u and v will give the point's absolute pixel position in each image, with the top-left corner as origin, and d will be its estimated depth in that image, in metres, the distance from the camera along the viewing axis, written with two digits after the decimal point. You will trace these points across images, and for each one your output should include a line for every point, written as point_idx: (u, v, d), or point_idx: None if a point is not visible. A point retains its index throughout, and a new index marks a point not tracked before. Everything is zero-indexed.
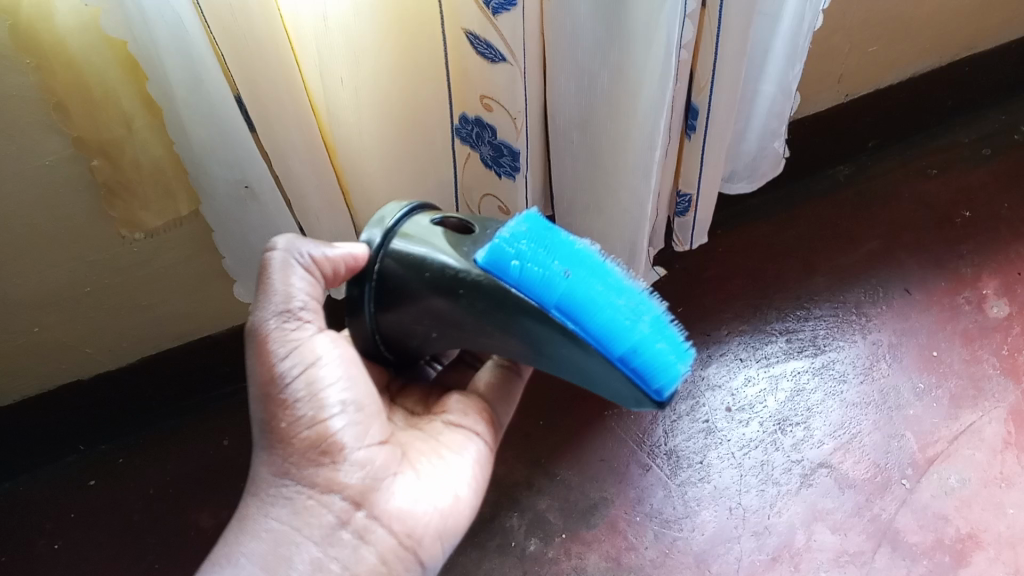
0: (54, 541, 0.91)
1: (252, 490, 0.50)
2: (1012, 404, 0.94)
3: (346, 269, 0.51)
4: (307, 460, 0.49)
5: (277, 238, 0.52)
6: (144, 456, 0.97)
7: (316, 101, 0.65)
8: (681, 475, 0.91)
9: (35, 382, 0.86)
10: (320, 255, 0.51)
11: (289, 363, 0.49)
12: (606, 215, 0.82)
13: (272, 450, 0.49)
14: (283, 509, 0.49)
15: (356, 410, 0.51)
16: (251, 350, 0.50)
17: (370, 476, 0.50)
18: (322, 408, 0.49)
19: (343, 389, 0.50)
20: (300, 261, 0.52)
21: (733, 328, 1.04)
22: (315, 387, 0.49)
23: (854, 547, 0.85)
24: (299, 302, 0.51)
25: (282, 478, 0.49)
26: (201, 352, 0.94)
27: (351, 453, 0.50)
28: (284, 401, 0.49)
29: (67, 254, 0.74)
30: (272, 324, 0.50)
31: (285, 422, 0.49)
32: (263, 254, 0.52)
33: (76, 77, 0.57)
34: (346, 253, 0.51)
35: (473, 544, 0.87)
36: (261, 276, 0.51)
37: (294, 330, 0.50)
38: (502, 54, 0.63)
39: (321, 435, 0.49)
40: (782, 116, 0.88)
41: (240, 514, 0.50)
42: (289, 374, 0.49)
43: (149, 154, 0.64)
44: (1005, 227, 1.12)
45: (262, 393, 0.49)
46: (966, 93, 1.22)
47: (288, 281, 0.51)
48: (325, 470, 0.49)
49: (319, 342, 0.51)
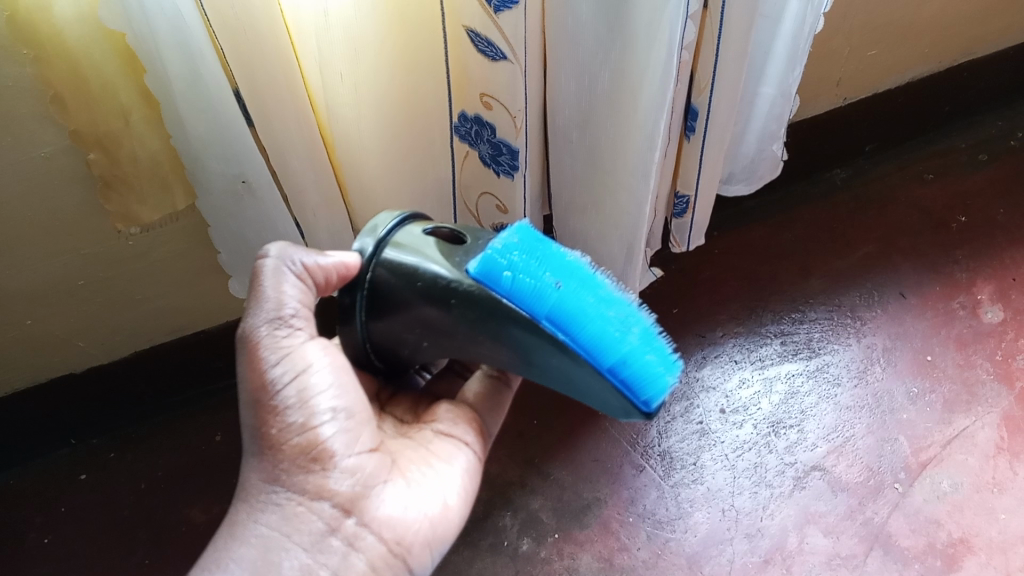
0: (44, 535, 0.90)
1: (242, 496, 0.50)
2: (1005, 409, 0.95)
3: (339, 277, 0.50)
4: (298, 467, 0.49)
5: (271, 244, 0.52)
6: (136, 451, 0.97)
7: (316, 97, 0.65)
8: (675, 476, 0.92)
9: (27, 375, 0.85)
10: (313, 263, 0.51)
11: (279, 369, 0.49)
12: (603, 217, 0.82)
13: (262, 456, 0.49)
14: (273, 516, 0.48)
15: (347, 418, 0.51)
16: (242, 355, 0.50)
17: (360, 484, 0.50)
18: (312, 415, 0.49)
19: (336, 397, 0.50)
20: (293, 269, 0.51)
21: (728, 330, 1.04)
22: (307, 394, 0.49)
23: (845, 550, 0.85)
24: (292, 310, 0.50)
25: (272, 484, 0.49)
26: (196, 346, 0.94)
27: (343, 460, 0.50)
28: (275, 407, 0.49)
29: (62, 248, 0.74)
30: (263, 330, 0.49)
31: (275, 429, 0.49)
32: (256, 261, 0.51)
33: (75, 71, 0.56)
34: (338, 262, 0.50)
35: (465, 543, 0.87)
36: (253, 282, 0.51)
37: (286, 337, 0.50)
38: (503, 52, 0.63)
39: (311, 442, 0.49)
40: (782, 118, 0.88)
41: (230, 519, 0.49)
42: (280, 382, 0.49)
43: (146, 148, 0.63)
44: (1001, 233, 1.13)
45: (253, 399, 0.49)
46: (964, 99, 1.23)
47: (281, 288, 0.50)
48: (315, 477, 0.49)
49: (310, 349, 0.51)
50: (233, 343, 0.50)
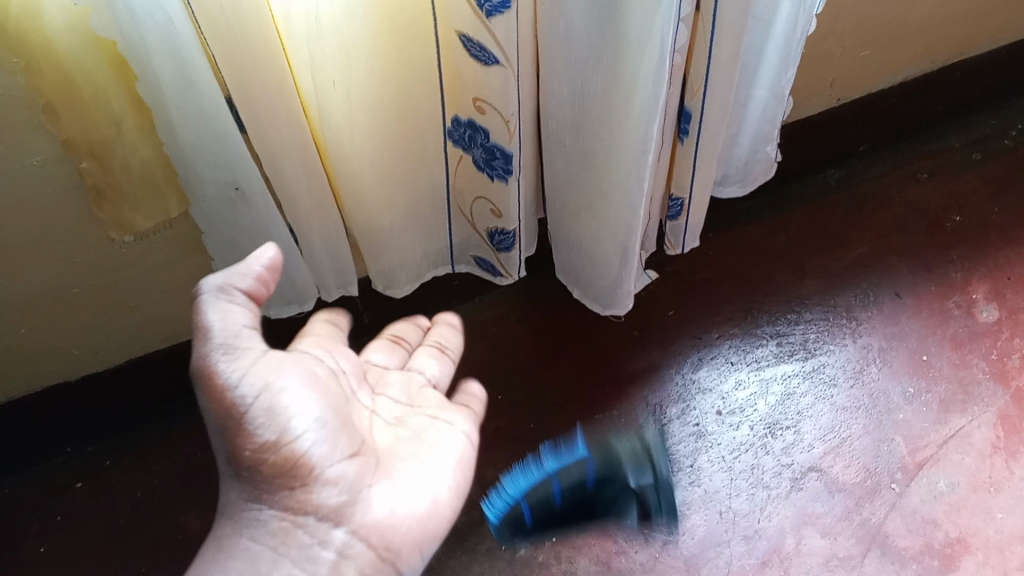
0: (40, 544, 0.90)
1: (227, 512, 0.51)
2: (1001, 408, 0.95)
3: (271, 272, 0.52)
4: (280, 485, 0.50)
5: (201, 277, 0.50)
6: (131, 459, 0.96)
7: (308, 103, 0.65)
8: (671, 479, 0.91)
9: (22, 383, 0.85)
10: (246, 279, 0.51)
11: (240, 393, 0.49)
12: (598, 219, 0.82)
13: (241, 478, 0.50)
14: (259, 531, 0.50)
15: (319, 429, 0.51)
16: (198, 387, 0.49)
17: (345, 492, 0.52)
18: (285, 431, 0.50)
19: (306, 408, 0.51)
20: (230, 296, 0.50)
21: (723, 331, 1.04)
22: (273, 414, 0.50)
23: (843, 551, 0.85)
24: (236, 331, 0.49)
25: (255, 503, 0.50)
26: (190, 353, 0.93)
27: (325, 471, 0.51)
28: (243, 431, 0.49)
29: (55, 256, 0.73)
30: (214, 358, 0.49)
31: (249, 451, 0.49)
32: (194, 299, 0.50)
33: (65, 79, 0.56)
34: (262, 259, 0.52)
35: (462, 547, 0.87)
36: (194, 317, 0.49)
37: (239, 358, 0.49)
38: (495, 56, 0.64)
39: (289, 458, 0.50)
40: (774, 120, 0.89)
41: (217, 534, 0.51)
42: (244, 405, 0.49)
43: (138, 155, 0.63)
44: (995, 232, 1.13)
45: (221, 425, 0.49)
46: (957, 99, 1.23)
47: (222, 314, 0.49)
48: (299, 491, 0.50)
49: (265, 364, 0.50)
50: (185, 379, 0.50)
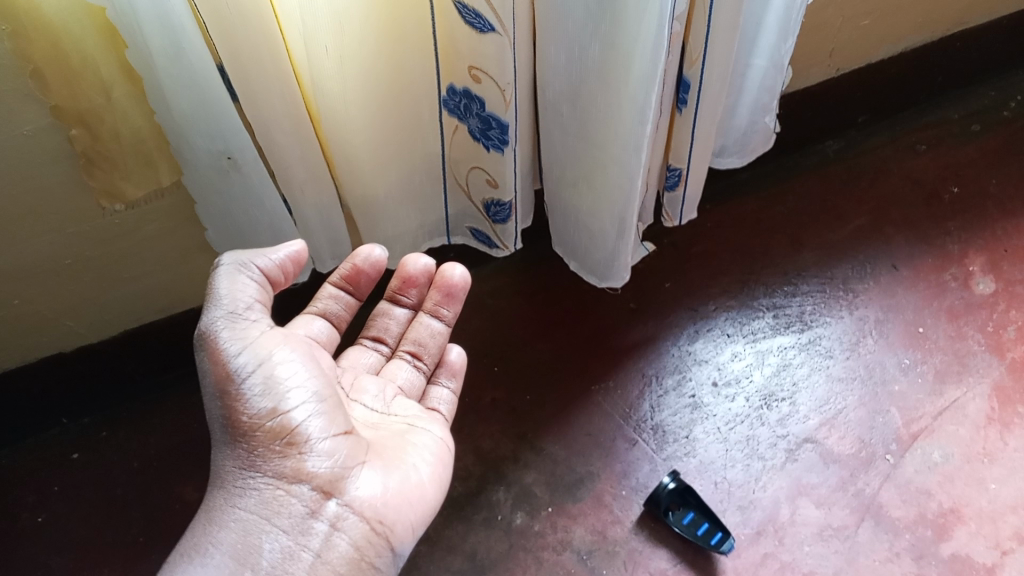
0: (38, 514, 0.90)
1: (218, 483, 0.54)
2: (996, 379, 0.95)
3: (292, 264, 0.59)
4: (273, 452, 0.54)
5: (223, 254, 0.56)
6: (128, 429, 0.96)
7: (301, 71, 0.63)
8: (667, 449, 0.92)
9: (17, 355, 0.84)
10: (266, 262, 0.57)
11: (242, 360, 0.53)
12: (595, 190, 0.81)
13: (235, 444, 0.54)
14: (251, 500, 0.53)
15: (316, 405, 0.55)
16: (203, 351, 0.54)
17: (338, 465, 0.54)
18: (281, 401, 0.54)
19: (302, 384, 0.55)
20: (247, 271, 0.56)
21: (720, 303, 1.04)
22: (272, 383, 0.54)
23: (837, 521, 0.86)
24: (245, 303, 0.54)
25: (248, 471, 0.53)
26: (185, 324, 0.92)
27: (317, 443, 0.54)
28: (242, 396, 0.53)
29: (46, 226, 0.72)
30: (219, 324, 0.54)
31: (246, 416, 0.53)
32: (212, 269, 0.55)
33: (54, 45, 0.54)
34: (289, 250, 0.58)
35: (459, 518, 0.88)
36: (209, 285, 0.55)
37: (244, 328, 0.54)
38: (491, 24, 0.62)
39: (285, 426, 0.54)
40: (773, 91, 0.87)
41: (208, 505, 0.53)
42: (244, 371, 0.53)
43: (128, 123, 0.61)
44: (993, 203, 1.13)
45: (219, 390, 0.54)
46: (957, 69, 1.22)
47: (235, 285, 0.54)
48: (292, 460, 0.54)
49: (269, 339, 0.55)
50: (192, 343, 0.55)
